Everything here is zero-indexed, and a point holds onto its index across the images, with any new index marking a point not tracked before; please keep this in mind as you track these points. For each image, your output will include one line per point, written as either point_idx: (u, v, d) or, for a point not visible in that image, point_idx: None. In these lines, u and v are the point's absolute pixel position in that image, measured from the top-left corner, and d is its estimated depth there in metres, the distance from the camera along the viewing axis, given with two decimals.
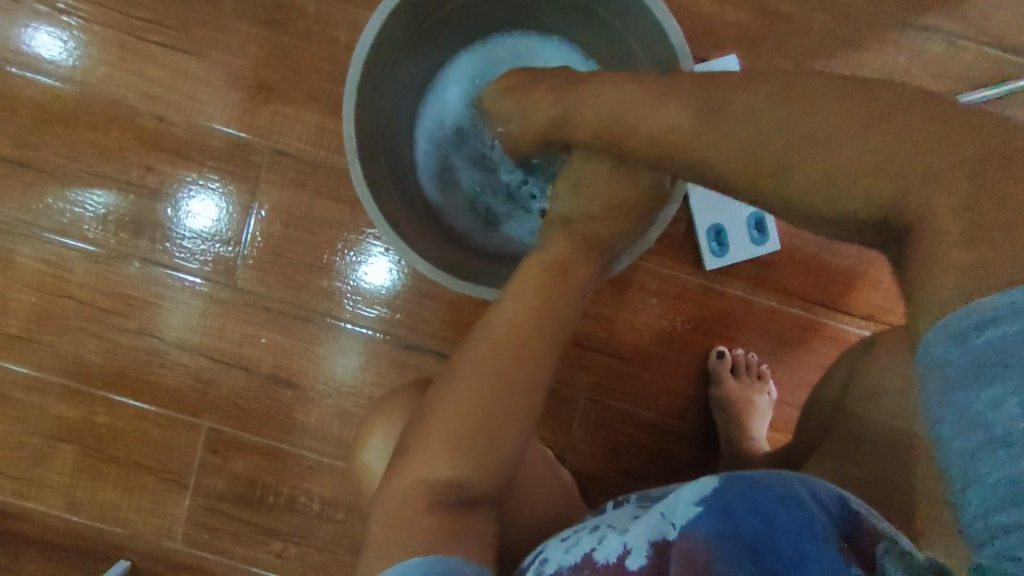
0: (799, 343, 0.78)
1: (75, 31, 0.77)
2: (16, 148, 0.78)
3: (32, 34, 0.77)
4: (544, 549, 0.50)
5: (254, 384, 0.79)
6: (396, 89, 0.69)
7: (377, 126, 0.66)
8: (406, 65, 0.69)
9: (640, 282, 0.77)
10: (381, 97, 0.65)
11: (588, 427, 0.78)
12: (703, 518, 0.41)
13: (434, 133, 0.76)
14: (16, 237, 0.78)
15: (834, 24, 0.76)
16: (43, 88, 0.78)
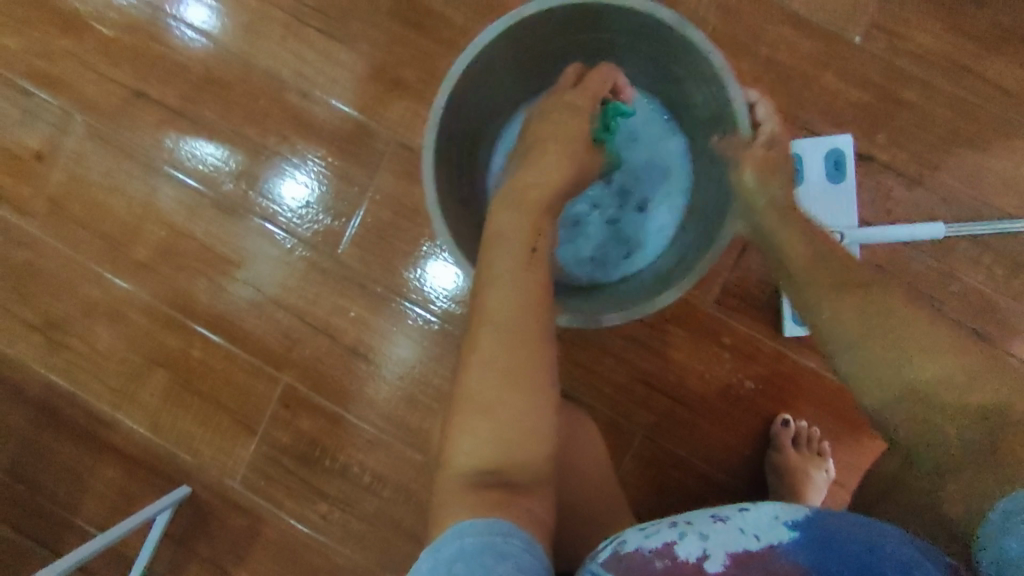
0: (865, 427, 0.78)
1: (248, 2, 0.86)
2: (177, 100, 0.87)
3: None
4: (622, 534, 0.52)
5: (335, 352, 0.85)
6: (478, 115, 0.74)
7: (454, 147, 0.71)
8: (491, 96, 0.74)
9: (715, 332, 0.79)
10: (463, 120, 0.71)
11: (638, 461, 0.80)
12: (792, 542, 0.45)
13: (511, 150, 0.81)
14: (160, 177, 0.87)
15: (958, 121, 0.76)
16: (210, 52, 0.87)
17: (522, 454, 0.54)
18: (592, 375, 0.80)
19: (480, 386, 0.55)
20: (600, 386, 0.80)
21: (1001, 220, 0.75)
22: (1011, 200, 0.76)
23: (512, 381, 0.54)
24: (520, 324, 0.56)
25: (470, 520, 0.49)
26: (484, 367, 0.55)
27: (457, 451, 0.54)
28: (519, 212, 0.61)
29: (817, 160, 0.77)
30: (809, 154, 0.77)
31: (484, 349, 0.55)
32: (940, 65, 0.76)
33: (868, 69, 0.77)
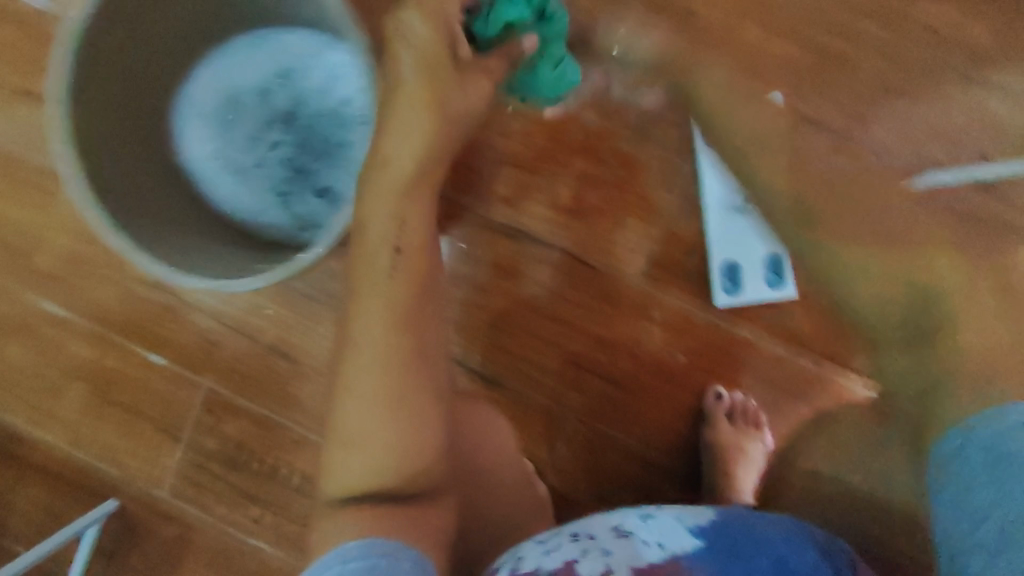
0: (803, 396, 0.75)
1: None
2: None
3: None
4: (518, 551, 0.51)
5: (255, 353, 0.81)
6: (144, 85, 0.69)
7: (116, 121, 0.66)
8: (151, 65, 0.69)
9: (643, 307, 0.76)
10: (117, 89, 0.65)
11: (572, 445, 0.77)
12: (695, 554, 0.48)
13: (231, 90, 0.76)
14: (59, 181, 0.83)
15: (887, 69, 0.71)
16: None
17: (415, 465, 0.51)
18: (517, 360, 0.78)
19: (365, 404, 0.50)
20: (529, 371, 0.77)
21: (930, 174, 0.71)
22: (945, 150, 0.72)
23: (399, 395, 0.51)
24: (398, 332, 0.52)
25: (351, 541, 0.47)
26: (369, 384, 0.51)
27: (342, 470, 0.51)
28: (380, 194, 0.52)
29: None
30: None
31: (367, 363, 0.51)
32: (866, 10, 0.71)
33: (790, 18, 0.72)
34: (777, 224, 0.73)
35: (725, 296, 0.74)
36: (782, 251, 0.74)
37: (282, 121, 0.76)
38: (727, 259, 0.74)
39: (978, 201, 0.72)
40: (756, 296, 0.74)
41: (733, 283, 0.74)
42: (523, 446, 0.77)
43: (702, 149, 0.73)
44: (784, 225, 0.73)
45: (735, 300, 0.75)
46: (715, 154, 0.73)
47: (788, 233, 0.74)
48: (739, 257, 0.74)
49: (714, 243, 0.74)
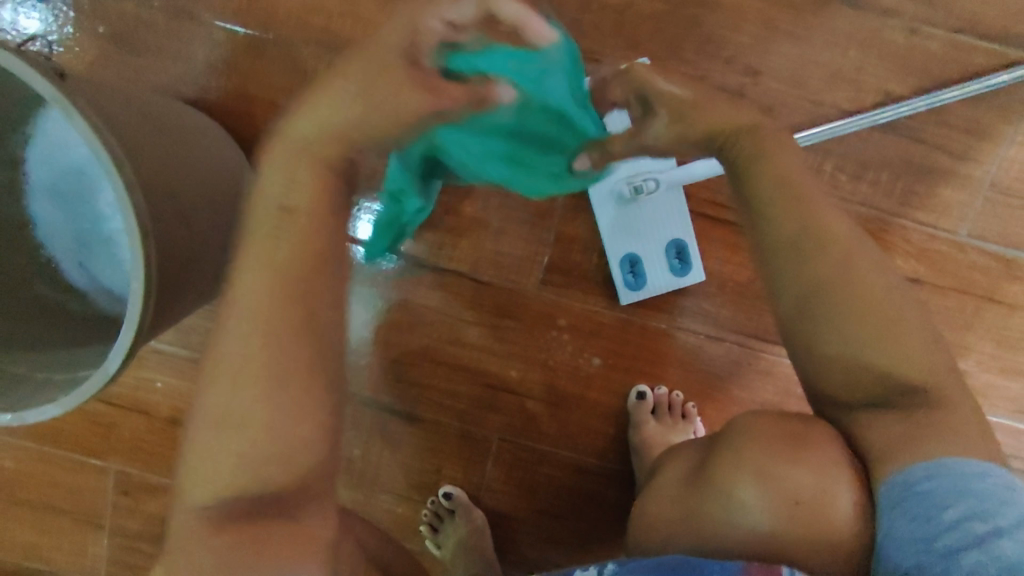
0: (730, 377, 0.71)
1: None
2: None
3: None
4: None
5: (155, 428, 0.76)
6: None
7: None
8: None
9: (547, 315, 0.70)
10: None
11: (502, 466, 0.74)
12: None
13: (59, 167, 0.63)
14: None
15: (769, 13, 0.63)
16: None
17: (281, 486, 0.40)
18: (429, 391, 0.73)
19: (223, 405, 0.39)
20: (442, 400, 0.73)
21: (837, 123, 0.64)
22: (846, 93, 0.64)
23: (275, 391, 0.39)
24: (274, 319, 0.39)
25: None
26: (227, 385, 0.39)
27: (188, 489, 0.40)
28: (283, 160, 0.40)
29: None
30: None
31: (233, 360, 0.39)
32: None
33: None
34: (675, 210, 0.67)
35: (630, 295, 0.69)
36: (685, 234, 0.68)
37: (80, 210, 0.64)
38: (627, 255, 0.68)
39: (889, 144, 0.65)
40: (664, 288, 0.69)
41: (637, 279, 0.68)
42: (451, 475, 0.74)
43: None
44: (683, 209, 0.67)
45: (642, 296, 0.69)
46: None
47: (688, 217, 0.67)
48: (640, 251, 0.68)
49: (610, 239, 0.68)
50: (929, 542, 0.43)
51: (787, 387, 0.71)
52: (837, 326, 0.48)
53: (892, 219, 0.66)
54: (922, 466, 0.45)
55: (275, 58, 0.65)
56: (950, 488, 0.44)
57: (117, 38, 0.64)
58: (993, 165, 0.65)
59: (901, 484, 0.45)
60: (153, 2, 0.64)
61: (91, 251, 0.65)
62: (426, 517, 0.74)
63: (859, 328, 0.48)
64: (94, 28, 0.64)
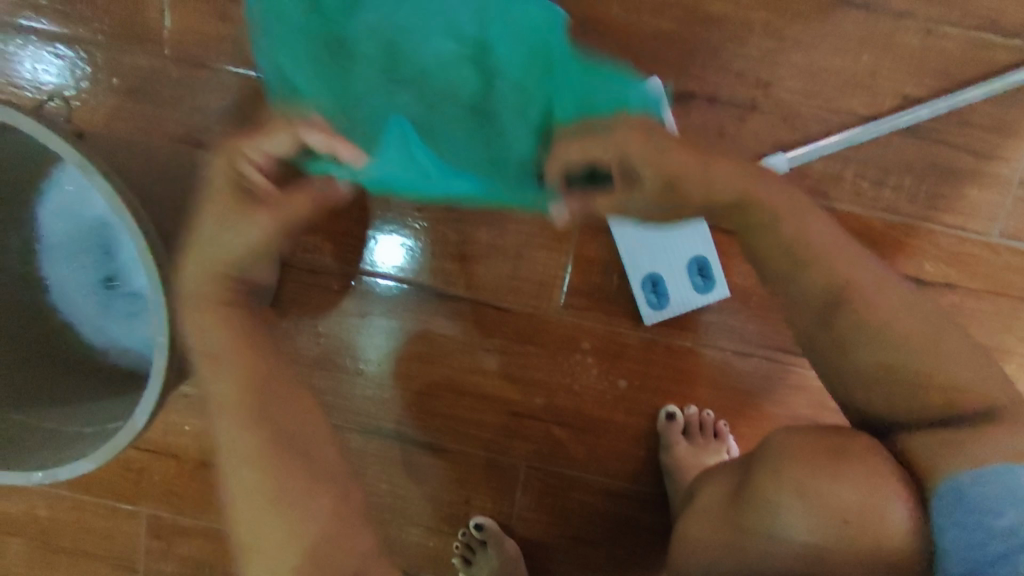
0: (761, 392, 0.70)
1: (43, 44, 0.65)
2: None
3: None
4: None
5: (185, 471, 0.76)
6: None
7: None
8: None
9: (570, 339, 0.69)
10: None
11: (532, 494, 0.73)
12: None
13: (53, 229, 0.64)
14: None
15: (779, 24, 0.62)
16: None
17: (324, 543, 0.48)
18: (455, 422, 0.72)
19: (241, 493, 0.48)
20: (468, 429, 0.72)
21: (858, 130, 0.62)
22: (863, 99, 0.63)
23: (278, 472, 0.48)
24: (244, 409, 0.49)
25: None
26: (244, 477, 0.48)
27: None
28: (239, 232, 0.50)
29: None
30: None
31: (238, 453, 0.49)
32: None
33: None
34: (695, 229, 0.67)
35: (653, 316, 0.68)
36: (705, 251, 0.67)
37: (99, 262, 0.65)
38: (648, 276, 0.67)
39: (911, 147, 0.63)
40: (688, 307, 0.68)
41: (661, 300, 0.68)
42: (481, 505, 0.73)
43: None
44: (703, 228, 0.67)
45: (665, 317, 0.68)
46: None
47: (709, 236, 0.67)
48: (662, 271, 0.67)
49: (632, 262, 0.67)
50: (977, 554, 0.42)
51: (820, 400, 0.69)
52: (870, 341, 0.47)
53: (919, 224, 0.64)
54: (976, 472, 0.43)
55: None
56: (998, 493, 0.43)
57: (131, 89, 0.65)
58: (1020, 162, 0.63)
59: (950, 493, 0.44)
60: (164, 51, 0.64)
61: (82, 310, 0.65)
62: (458, 549, 0.73)
63: (897, 343, 0.46)
64: (109, 81, 0.65)
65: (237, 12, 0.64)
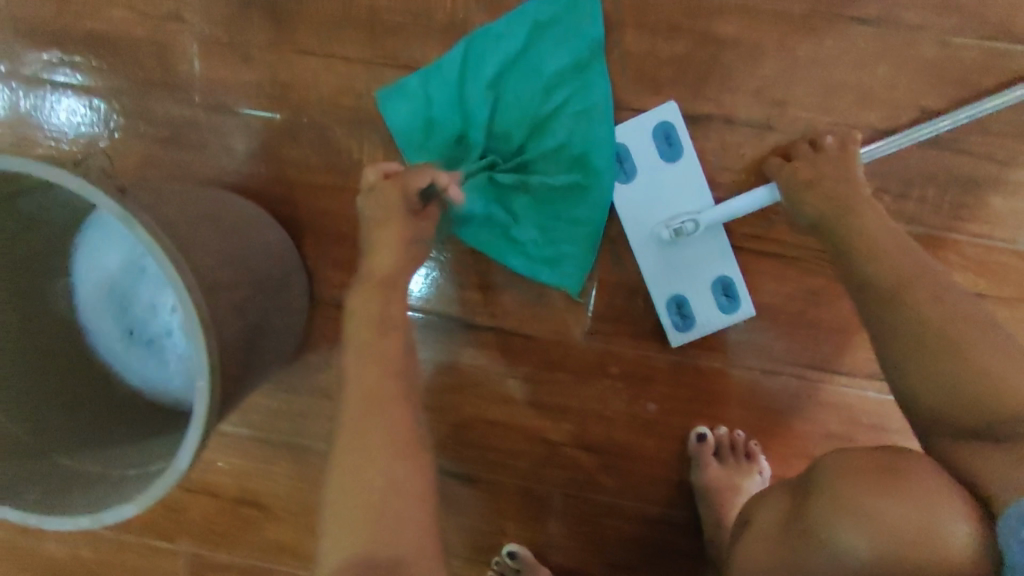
0: (792, 410, 0.69)
1: (75, 94, 0.68)
2: None
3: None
4: None
5: (222, 508, 0.77)
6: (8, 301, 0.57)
7: None
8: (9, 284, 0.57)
9: (598, 363, 0.70)
10: None
11: (566, 521, 0.72)
12: None
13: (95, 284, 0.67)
14: None
15: (791, 44, 0.62)
16: None
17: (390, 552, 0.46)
18: (487, 450, 0.72)
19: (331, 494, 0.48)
20: (500, 457, 0.72)
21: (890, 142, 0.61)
22: (880, 114, 0.63)
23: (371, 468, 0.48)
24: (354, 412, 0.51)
25: None
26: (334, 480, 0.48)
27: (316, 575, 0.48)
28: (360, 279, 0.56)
29: (644, 144, 0.64)
30: (634, 139, 0.64)
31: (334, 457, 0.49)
32: None
33: (669, 17, 0.63)
34: (720, 250, 0.66)
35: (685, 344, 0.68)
36: (730, 271, 0.66)
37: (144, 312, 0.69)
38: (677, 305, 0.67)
39: (932, 159, 0.63)
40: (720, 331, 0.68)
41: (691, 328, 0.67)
42: (515, 533, 0.73)
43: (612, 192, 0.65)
44: (727, 249, 0.66)
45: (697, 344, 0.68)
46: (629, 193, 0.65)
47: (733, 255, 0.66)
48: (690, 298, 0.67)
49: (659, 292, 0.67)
50: None
51: (854, 416, 0.68)
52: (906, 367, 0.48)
53: (946, 234, 0.64)
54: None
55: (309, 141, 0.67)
56: None
57: (165, 138, 0.68)
58: None
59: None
60: (194, 101, 0.67)
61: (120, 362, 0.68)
62: None
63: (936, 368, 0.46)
64: (143, 131, 0.68)
65: (262, 60, 0.66)
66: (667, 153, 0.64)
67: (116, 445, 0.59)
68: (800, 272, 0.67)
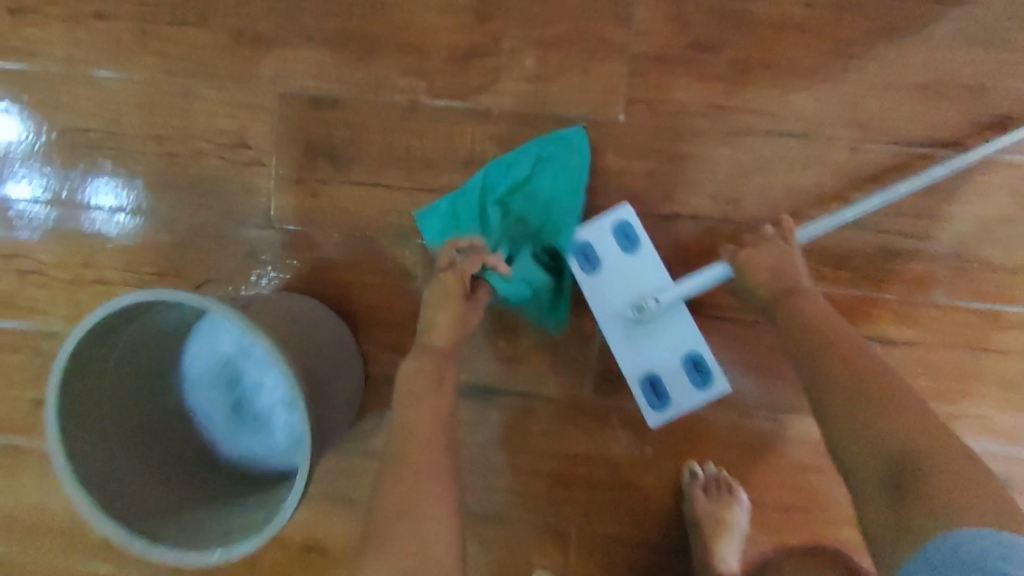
0: (766, 446, 0.83)
1: (119, 183, 0.83)
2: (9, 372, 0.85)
3: (37, 214, 0.84)
4: None
5: (290, 555, 0.90)
6: (135, 388, 0.71)
7: (115, 429, 0.68)
8: (136, 375, 0.71)
9: (603, 417, 0.84)
10: (106, 404, 0.67)
11: (583, 551, 0.85)
12: None
13: (212, 359, 0.80)
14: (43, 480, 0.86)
15: (738, 154, 0.78)
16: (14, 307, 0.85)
17: None
18: (514, 494, 0.86)
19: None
20: (525, 499, 0.86)
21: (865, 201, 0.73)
22: (814, 205, 0.79)
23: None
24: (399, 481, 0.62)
25: None
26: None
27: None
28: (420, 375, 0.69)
29: (609, 245, 0.78)
30: (599, 239, 0.78)
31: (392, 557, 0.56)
32: (702, 111, 0.78)
33: (641, 139, 0.79)
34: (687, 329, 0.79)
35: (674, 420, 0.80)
36: (696, 346, 0.79)
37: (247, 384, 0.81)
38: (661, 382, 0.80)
39: (857, 237, 0.79)
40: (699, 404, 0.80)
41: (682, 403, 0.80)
42: (541, 564, 0.86)
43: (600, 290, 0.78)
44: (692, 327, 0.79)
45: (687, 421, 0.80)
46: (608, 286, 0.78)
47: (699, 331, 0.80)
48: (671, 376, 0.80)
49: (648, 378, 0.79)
50: None
51: (815, 447, 0.83)
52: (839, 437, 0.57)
53: (874, 296, 0.79)
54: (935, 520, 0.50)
55: (356, 249, 0.82)
56: None
57: (240, 251, 0.83)
58: (948, 240, 0.78)
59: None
60: (263, 221, 0.83)
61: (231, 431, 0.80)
62: None
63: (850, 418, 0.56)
64: (221, 246, 0.83)
65: (317, 188, 0.82)
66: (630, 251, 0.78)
67: (183, 513, 0.67)
68: (761, 333, 0.82)
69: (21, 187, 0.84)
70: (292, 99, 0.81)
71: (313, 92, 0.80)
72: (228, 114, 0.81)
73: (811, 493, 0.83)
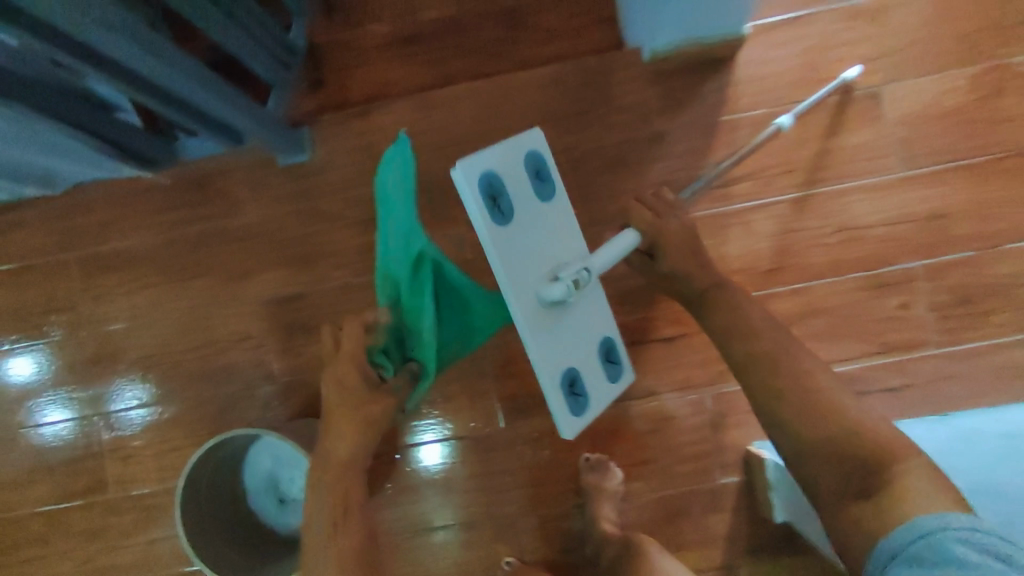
0: (620, 426, 1.27)
1: (136, 386, 1.30)
2: (122, 526, 1.28)
3: (81, 423, 1.30)
4: None
5: None
6: (222, 497, 1.19)
7: (212, 530, 1.13)
8: (220, 490, 1.18)
9: (513, 439, 1.28)
10: (207, 512, 1.13)
11: (528, 531, 1.28)
12: None
13: (262, 471, 1.27)
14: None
15: None
16: (112, 481, 1.29)
17: None
18: (473, 508, 1.28)
19: None
20: (481, 508, 1.28)
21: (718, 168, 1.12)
22: None
23: None
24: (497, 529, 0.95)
25: None
26: None
27: None
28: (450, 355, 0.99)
29: (528, 197, 0.99)
30: (522, 191, 0.98)
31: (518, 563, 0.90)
32: None
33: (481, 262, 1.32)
34: (595, 300, 1.08)
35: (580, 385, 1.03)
36: (602, 318, 1.08)
37: (287, 480, 1.26)
38: (558, 341, 1.00)
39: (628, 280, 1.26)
40: (596, 377, 1.07)
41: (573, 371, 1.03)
42: (505, 548, 1.28)
43: (501, 220, 0.93)
44: (597, 295, 1.08)
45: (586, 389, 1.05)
46: (522, 221, 0.97)
47: (602, 302, 1.09)
48: (571, 336, 1.02)
49: (544, 337, 0.97)
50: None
51: (651, 418, 1.27)
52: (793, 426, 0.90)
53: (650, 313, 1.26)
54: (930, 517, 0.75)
55: None
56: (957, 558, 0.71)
57: (256, 403, 1.29)
58: None
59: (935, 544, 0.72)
60: (267, 380, 1.29)
61: (283, 514, 1.26)
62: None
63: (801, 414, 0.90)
64: (244, 404, 1.29)
65: (296, 349, 1.29)
66: (546, 189, 1.02)
67: (262, 567, 1.14)
68: None
69: (61, 409, 1.31)
70: (269, 301, 1.30)
71: (284, 294, 1.29)
72: (231, 322, 1.30)
73: (659, 448, 1.26)
